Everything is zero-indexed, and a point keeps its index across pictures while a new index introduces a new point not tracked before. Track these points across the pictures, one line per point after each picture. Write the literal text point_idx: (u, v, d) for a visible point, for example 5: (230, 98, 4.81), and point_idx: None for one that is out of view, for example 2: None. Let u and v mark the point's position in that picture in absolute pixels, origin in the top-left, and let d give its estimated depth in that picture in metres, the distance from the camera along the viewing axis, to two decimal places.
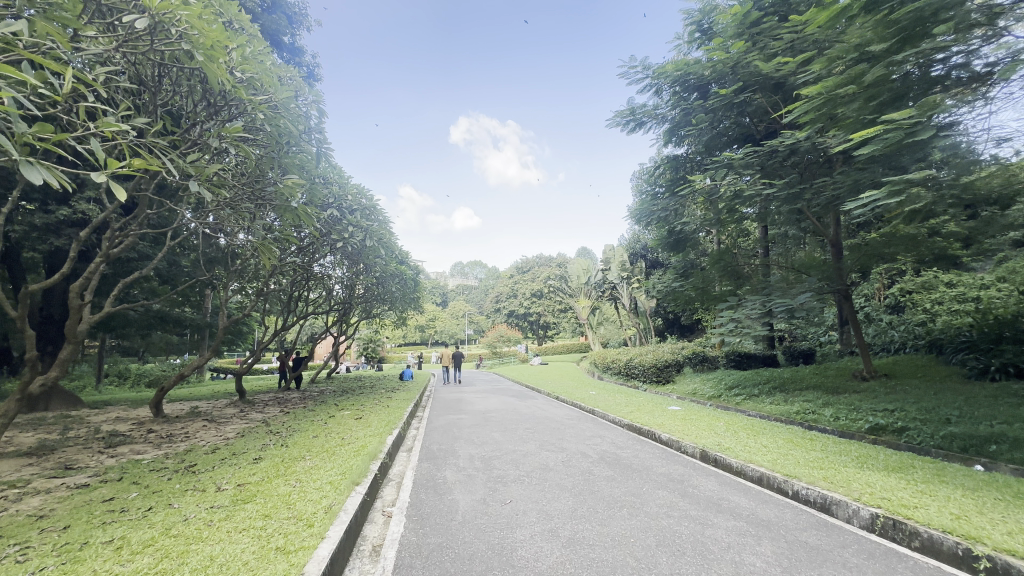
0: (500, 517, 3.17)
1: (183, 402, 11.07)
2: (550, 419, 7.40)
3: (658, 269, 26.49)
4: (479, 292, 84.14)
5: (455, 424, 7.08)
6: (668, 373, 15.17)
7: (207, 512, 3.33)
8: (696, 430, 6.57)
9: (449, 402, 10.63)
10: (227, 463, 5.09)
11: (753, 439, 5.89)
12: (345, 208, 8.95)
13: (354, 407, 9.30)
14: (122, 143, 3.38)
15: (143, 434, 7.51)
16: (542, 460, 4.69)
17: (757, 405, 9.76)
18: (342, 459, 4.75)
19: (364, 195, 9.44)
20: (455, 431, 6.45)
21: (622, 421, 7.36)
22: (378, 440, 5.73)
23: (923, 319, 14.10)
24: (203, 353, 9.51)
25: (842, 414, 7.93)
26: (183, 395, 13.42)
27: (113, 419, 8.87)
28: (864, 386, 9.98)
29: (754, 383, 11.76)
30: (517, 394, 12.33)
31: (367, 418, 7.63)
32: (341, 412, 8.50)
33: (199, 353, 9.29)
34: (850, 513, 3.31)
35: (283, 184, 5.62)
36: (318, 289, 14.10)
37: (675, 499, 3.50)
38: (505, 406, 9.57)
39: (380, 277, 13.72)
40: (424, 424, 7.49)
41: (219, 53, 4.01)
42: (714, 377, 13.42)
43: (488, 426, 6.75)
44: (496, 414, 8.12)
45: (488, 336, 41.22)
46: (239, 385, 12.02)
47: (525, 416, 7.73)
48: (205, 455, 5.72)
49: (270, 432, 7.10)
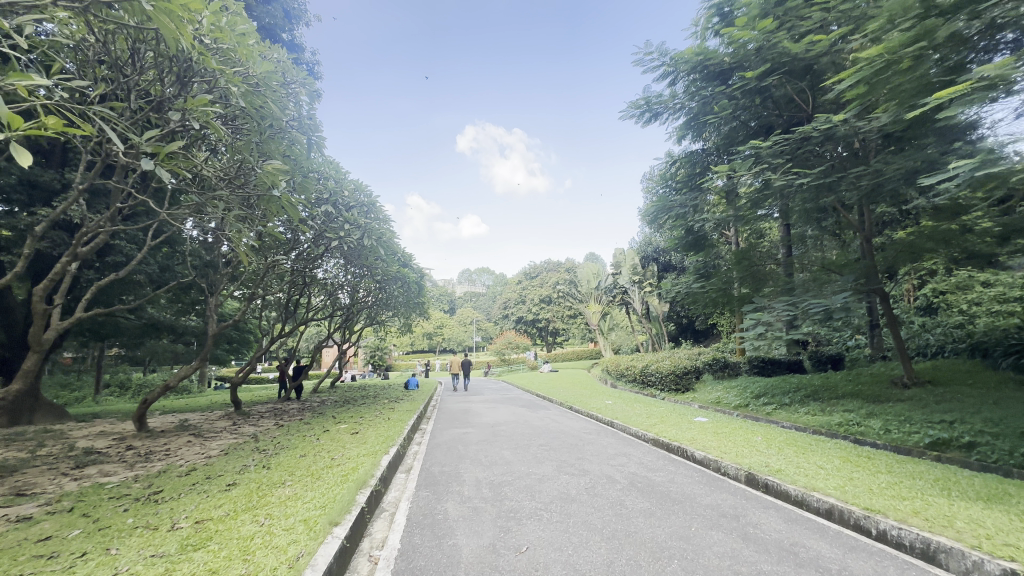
0: (516, 574, 2.45)
1: (174, 415, 10.45)
2: (567, 434, 6.64)
3: (670, 272, 25.61)
4: (487, 298, 83.53)
5: (461, 440, 6.36)
6: (688, 381, 14.28)
7: (143, 564, 2.64)
8: (733, 446, 5.80)
9: (455, 413, 9.89)
10: (197, 490, 4.41)
11: (802, 457, 5.13)
12: (340, 205, 8.36)
13: (352, 420, 8.60)
14: (43, 103, 2.72)
15: (120, 452, 6.85)
16: (561, 487, 3.96)
17: (790, 416, 8.90)
18: (327, 486, 4.05)
19: (362, 192, 8.83)
20: (460, 449, 5.73)
21: (646, 435, 6.60)
22: (372, 460, 5.03)
23: (961, 321, 13.16)
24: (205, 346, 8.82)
25: (893, 427, 7.08)
26: (178, 406, 12.84)
27: (95, 434, 8.24)
28: (909, 394, 9.10)
29: (784, 392, 10.88)
30: (527, 403, 11.56)
31: (364, 433, 6.94)
32: (337, 426, 7.79)
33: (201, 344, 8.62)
34: (969, 566, 2.59)
35: (263, 169, 4.95)
36: (319, 294, 13.49)
37: (738, 545, 2.76)
38: (515, 417, 8.82)
39: (383, 281, 13.10)
40: (427, 440, 6.78)
41: (177, 8, 3.39)
42: (738, 385, 12.56)
43: (498, 442, 6.04)
44: (505, 427, 7.40)
45: (496, 343, 40.49)
46: (234, 396, 11.37)
47: (537, 430, 6.98)
48: (177, 478, 5.04)
49: (257, 450, 6.41)
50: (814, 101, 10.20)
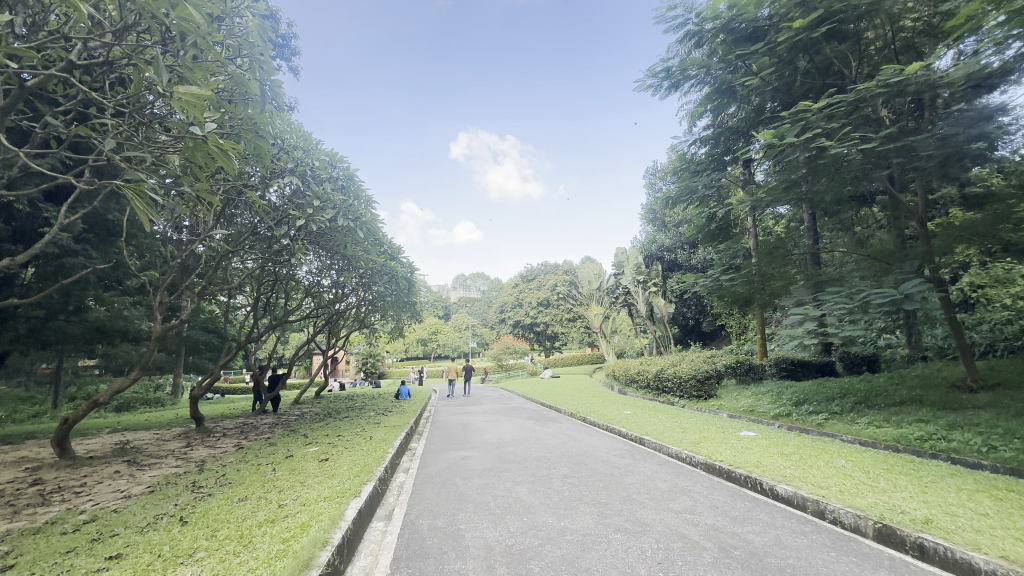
0: None
1: (119, 436, 8.84)
2: (594, 458, 5.23)
3: (677, 271, 24.35)
4: (482, 304, 82.07)
5: (460, 471, 4.88)
6: (710, 387, 12.70)
7: None
8: (821, 474, 4.39)
9: (451, 429, 8.39)
10: (59, 567, 2.90)
11: (930, 492, 3.75)
12: (309, 177, 6.95)
13: (326, 440, 7.05)
14: None
15: (16, 491, 5.24)
16: (620, 565, 2.54)
17: (850, 428, 7.50)
18: (249, 567, 2.58)
19: (336, 165, 7.36)
20: (460, 486, 4.27)
21: (697, 460, 5.18)
22: (336, 508, 3.54)
23: (1007, 317, 11.96)
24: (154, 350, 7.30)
25: (995, 442, 5.73)
26: (134, 424, 11.19)
27: (7, 463, 6.62)
28: (983, 399, 7.80)
29: (829, 399, 9.48)
30: (534, 416, 10.03)
31: (336, 460, 5.46)
32: (304, 450, 6.27)
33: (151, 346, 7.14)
34: None
35: (179, 99, 3.43)
36: (299, 292, 12.03)
37: None
38: (524, 433, 7.36)
39: (369, 278, 11.66)
40: (417, 470, 5.30)
41: None
42: (769, 390, 11.22)
43: (509, 473, 4.63)
44: (514, 449, 5.94)
45: (494, 349, 39.05)
46: (194, 411, 9.79)
47: (555, 453, 5.54)
48: (54, 540, 3.51)
49: (193, 486, 4.88)
50: (856, 65, 9.24)
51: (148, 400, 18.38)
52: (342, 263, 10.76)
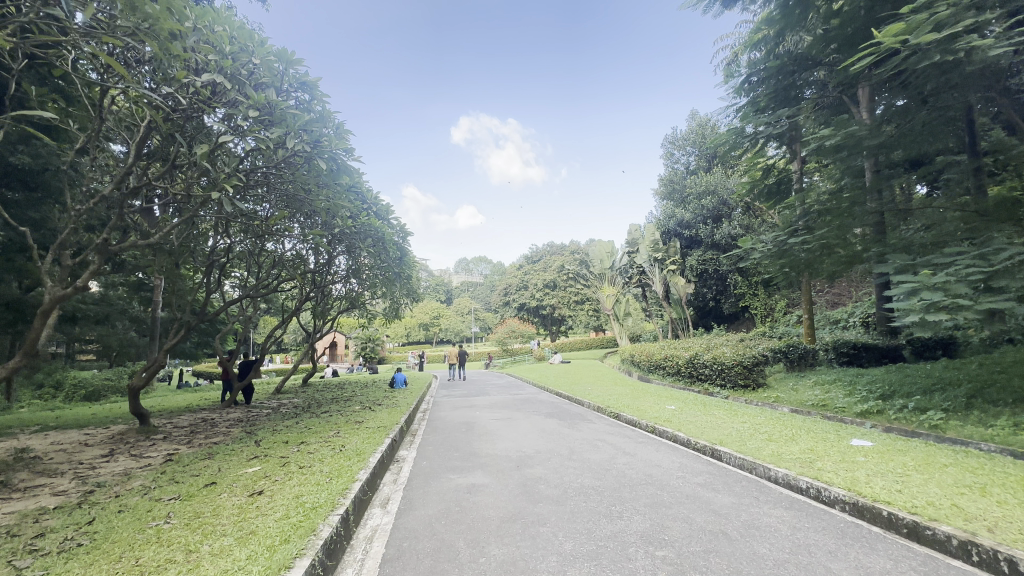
0: None
1: (36, 438, 7.02)
2: (679, 497, 3.30)
3: (699, 248, 22.16)
4: (485, 287, 80.20)
5: (468, 522, 2.95)
6: (759, 375, 10.71)
7: None
8: None
9: (453, 432, 6.48)
10: None
11: None
12: (243, 80, 5.00)
13: (279, 453, 5.10)
14: None
15: None
16: None
17: (986, 433, 5.58)
18: None
19: (286, 70, 5.38)
20: (466, 567, 2.37)
21: (838, 494, 3.31)
22: None
23: None
24: (40, 329, 5.25)
25: None
26: (75, 420, 9.32)
27: None
28: None
29: (926, 391, 7.55)
30: (555, 412, 8.13)
31: (271, 496, 3.51)
32: (238, 472, 4.34)
33: (39, 322, 5.19)
34: None
35: None
36: (276, 259, 10.11)
37: None
38: (551, 440, 5.45)
39: (350, 245, 9.61)
40: (395, 514, 3.36)
41: None
42: (836, 381, 9.29)
43: (552, 532, 2.72)
44: (544, 472, 4.01)
45: (498, 333, 37.07)
46: (135, 406, 7.88)
47: (611, 483, 3.65)
48: None
49: (26, 546, 2.95)
50: None
51: (119, 389, 16.61)
52: (318, 224, 8.75)
